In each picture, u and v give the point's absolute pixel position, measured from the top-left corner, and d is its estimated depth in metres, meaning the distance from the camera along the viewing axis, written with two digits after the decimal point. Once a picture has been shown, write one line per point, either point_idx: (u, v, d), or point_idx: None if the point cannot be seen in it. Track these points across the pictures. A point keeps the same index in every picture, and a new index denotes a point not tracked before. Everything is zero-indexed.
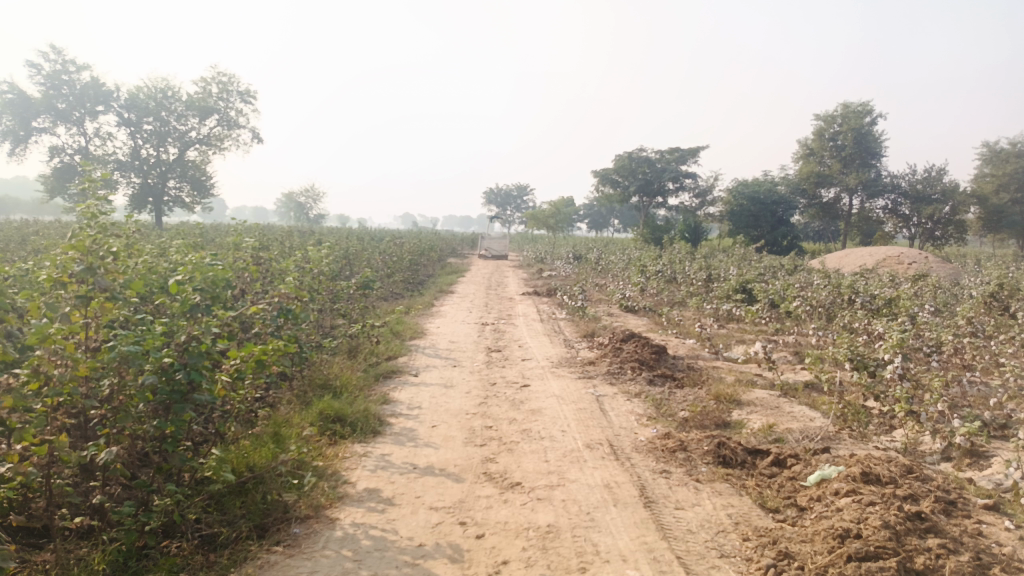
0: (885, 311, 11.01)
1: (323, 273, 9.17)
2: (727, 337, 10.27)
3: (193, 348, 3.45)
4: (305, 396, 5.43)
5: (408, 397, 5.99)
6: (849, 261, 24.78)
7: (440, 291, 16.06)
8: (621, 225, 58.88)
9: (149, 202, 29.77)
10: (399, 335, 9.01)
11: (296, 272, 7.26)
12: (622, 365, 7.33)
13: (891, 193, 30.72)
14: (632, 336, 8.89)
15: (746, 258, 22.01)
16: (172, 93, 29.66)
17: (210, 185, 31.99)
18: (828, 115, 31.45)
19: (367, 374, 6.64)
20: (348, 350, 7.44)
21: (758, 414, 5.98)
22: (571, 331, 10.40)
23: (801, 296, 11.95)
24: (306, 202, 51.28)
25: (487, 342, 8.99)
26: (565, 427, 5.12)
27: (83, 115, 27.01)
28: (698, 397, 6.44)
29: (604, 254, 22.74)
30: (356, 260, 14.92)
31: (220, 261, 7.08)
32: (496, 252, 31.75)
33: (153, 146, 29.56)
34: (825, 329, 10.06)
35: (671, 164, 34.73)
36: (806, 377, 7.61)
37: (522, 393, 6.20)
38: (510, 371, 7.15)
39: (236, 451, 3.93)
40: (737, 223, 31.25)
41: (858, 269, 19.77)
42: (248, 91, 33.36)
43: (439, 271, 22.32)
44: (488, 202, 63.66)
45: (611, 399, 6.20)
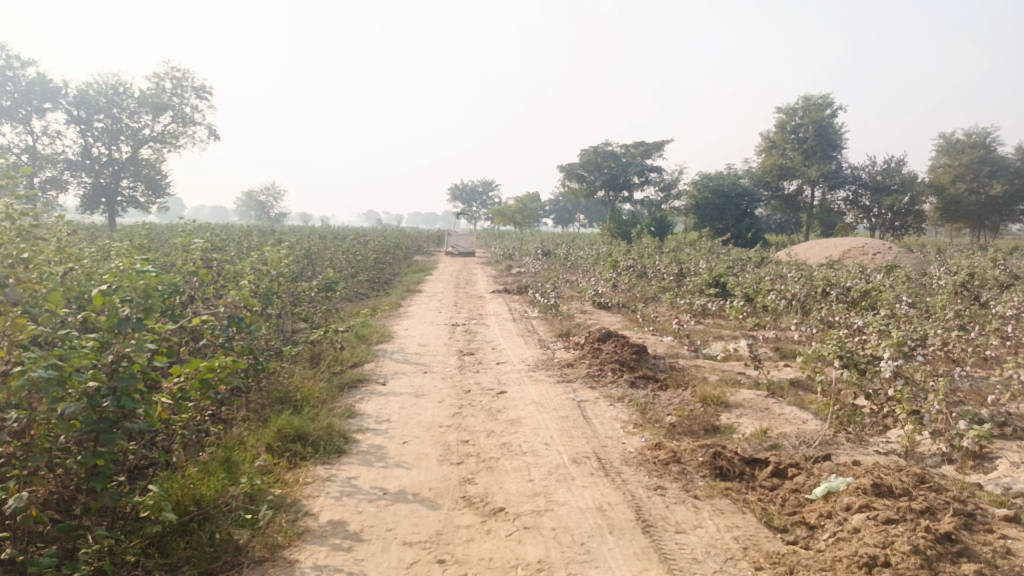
0: (860, 304, 10.84)
1: (282, 274, 8.65)
2: (705, 334, 9.99)
3: (123, 370, 2.99)
4: (262, 413, 4.98)
5: (376, 409, 5.54)
6: (814, 252, 24.90)
7: (406, 290, 15.57)
8: (587, 220, 58.87)
9: (101, 202, 28.66)
10: (365, 339, 8.52)
11: (251, 276, 6.76)
12: (602, 367, 6.97)
13: (852, 185, 31.01)
14: (610, 335, 8.55)
15: (714, 251, 21.94)
16: (123, 89, 28.52)
17: (166, 184, 30.93)
18: (789, 108, 31.57)
19: (330, 384, 6.16)
20: (310, 358, 6.95)
21: (748, 417, 5.66)
22: (545, 331, 10.03)
23: (775, 290, 11.75)
24: (266, 200, 50.13)
25: (458, 344, 8.55)
26: (548, 439, 4.73)
27: (29, 113, 25.82)
28: (684, 400, 6.11)
29: (572, 249, 22.47)
30: (318, 261, 14.33)
31: (166, 266, 6.54)
32: (463, 249, 31.29)
33: (105, 144, 28.39)
34: (803, 324, 9.83)
35: (637, 159, 34.60)
36: (790, 376, 7.33)
37: (498, 401, 5.80)
38: (484, 376, 6.74)
39: (179, 482, 3.46)
40: (703, 216, 31.29)
41: (825, 261, 19.78)
42: (204, 87, 32.30)
43: (405, 269, 21.80)
44: (452, 198, 63.11)
45: (594, 405, 5.82)
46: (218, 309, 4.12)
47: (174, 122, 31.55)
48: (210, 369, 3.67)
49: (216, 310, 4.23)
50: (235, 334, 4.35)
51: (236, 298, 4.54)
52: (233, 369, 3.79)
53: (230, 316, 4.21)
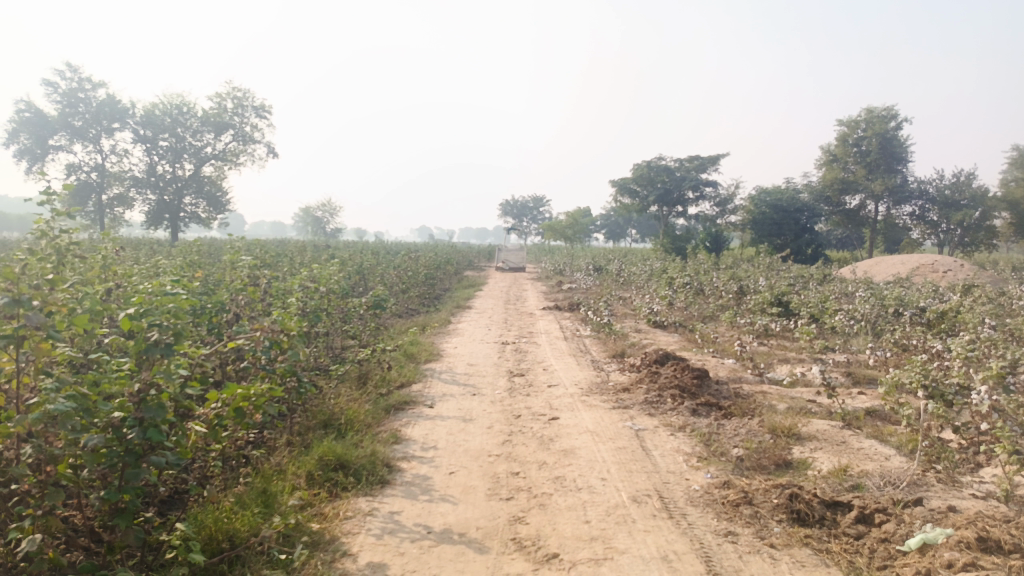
0: (936, 326, 10.16)
1: (332, 291, 8.53)
2: (769, 356, 9.46)
3: (151, 400, 2.81)
4: (304, 439, 4.80)
5: (422, 435, 5.27)
6: (879, 270, 23.85)
7: (457, 306, 15.39)
8: (639, 235, 58.14)
9: (165, 218, 29.52)
10: (413, 358, 8.30)
11: (299, 296, 6.64)
12: (661, 392, 6.56)
13: (918, 200, 29.71)
14: (668, 357, 8.13)
15: (773, 267, 21.20)
16: (187, 109, 29.39)
17: (227, 200, 31.64)
18: (851, 120, 30.48)
19: (376, 406, 5.93)
20: (357, 378, 6.75)
21: (824, 452, 5.20)
22: (598, 351, 9.66)
23: (842, 310, 11.12)
24: (322, 216, 51.02)
25: (509, 364, 8.26)
26: (604, 475, 4.38)
27: (99, 133, 26.82)
28: (751, 431, 5.67)
29: (624, 265, 22.02)
30: (369, 277, 14.27)
31: (214, 284, 6.48)
32: (514, 265, 31.09)
33: (169, 162, 29.26)
34: (876, 348, 9.23)
35: (691, 173, 33.95)
36: (865, 405, 6.79)
37: (551, 428, 5.48)
38: (536, 401, 6.42)
39: (213, 516, 3.25)
40: (760, 231, 30.36)
41: (893, 278, 18.87)
42: (263, 106, 33.08)
43: (456, 285, 21.68)
44: (503, 214, 63.14)
45: (653, 435, 5.45)
46: (266, 327, 3.98)
47: (235, 140, 32.36)
48: (248, 394, 3.47)
49: (262, 331, 4.06)
50: (281, 357, 4.18)
51: (276, 320, 4.38)
52: (277, 395, 3.61)
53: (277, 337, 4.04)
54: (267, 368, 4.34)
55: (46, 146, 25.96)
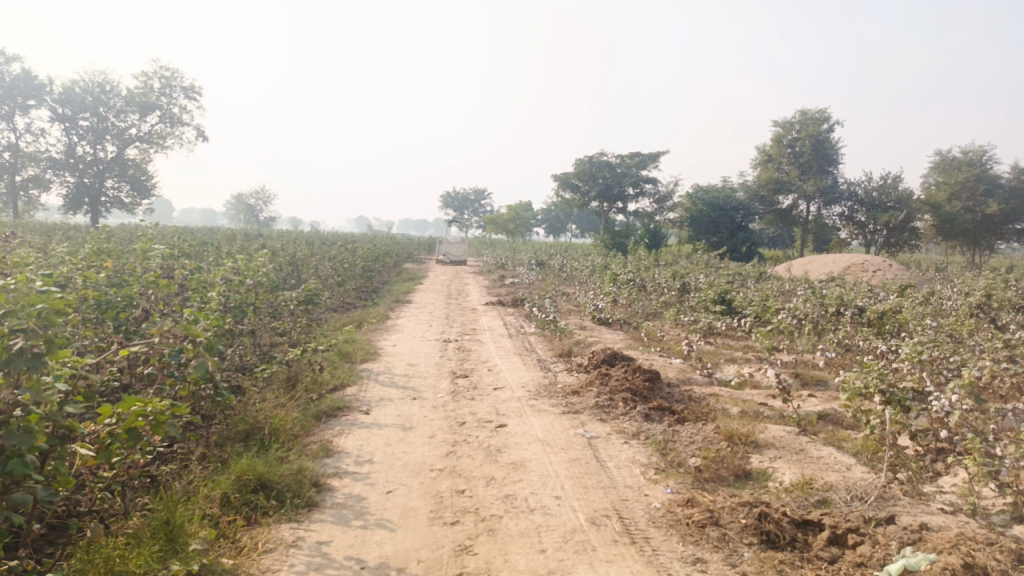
0: (877, 326, 10.18)
1: (260, 284, 7.91)
2: (716, 356, 9.28)
3: (15, 424, 2.26)
4: (222, 455, 4.28)
5: (357, 446, 4.78)
6: (813, 268, 24.34)
7: (396, 300, 14.81)
8: (579, 230, 58.41)
9: (84, 202, 27.76)
10: (348, 357, 7.76)
11: (220, 292, 6.05)
12: (612, 396, 6.22)
13: (847, 201, 30.58)
14: (616, 356, 7.84)
15: (712, 265, 21.34)
16: (110, 87, 27.65)
17: (152, 185, 29.94)
18: (786, 122, 31.08)
19: (305, 413, 5.40)
20: (284, 381, 6.18)
21: (784, 461, 4.96)
22: (544, 350, 9.30)
23: (785, 309, 11.09)
24: (256, 204, 49.32)
25: (451, 364, 7.82)
26: (558, 492, 3.99)
27: (12, 110, 24.98)
28: (707, 438, 5.40)
29: (567, 260, 21.79)
30: (301, 269, 13.54)
31: (121, 274, 5.84)
32: (454, 257, 30.57)
33: (90, 143, 27.52)
34: (820, 348, 9.17)
35: (632, 169, 34.08)
36: (818, 409, 6.61)
37: (498, 436, 5.07)
38: (480, 406, 5.98)
39: (97, 559, 2.71)
40: (698, 229, 30.69)
41: (828, 278, 19.21)
42: (193, 87, 31.50)
43: (395, 277, 21.05)
44: (444, 207, 62.39)
45: (607, 443, 5.10)
46: (176, 333, 3.48)
47: (161, 122, 30.68)
48: (147, 410, 2.95)
49: (168, 336, 3.56)
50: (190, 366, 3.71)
51: (182, 323, 3.87)
52: (184, 412, 3.11)
53: (191, 345, 3.55)
54: (178, 376, 3.85)
55: None
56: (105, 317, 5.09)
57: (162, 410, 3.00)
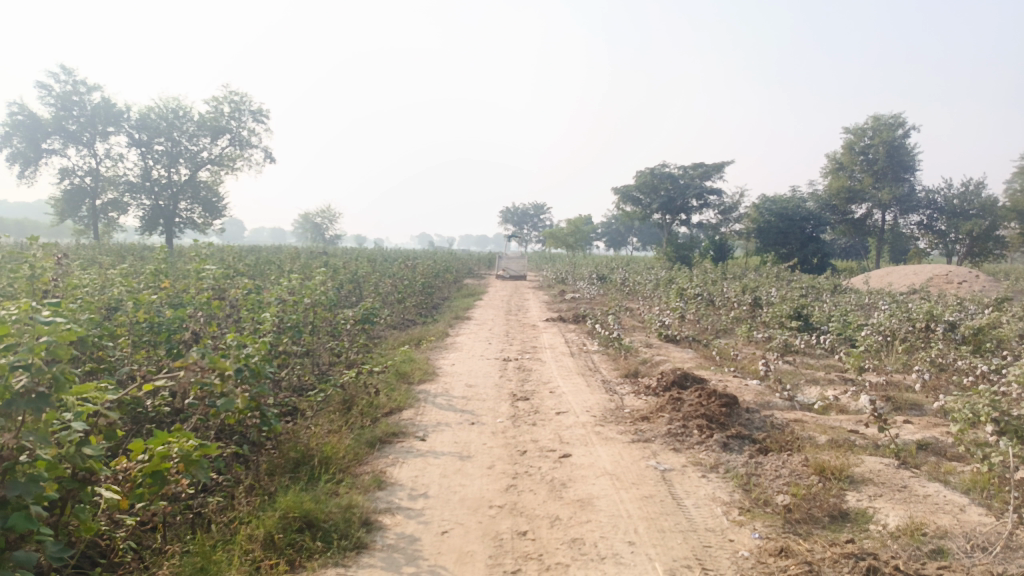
0: (972, 343, 9.37)
1: (316, 303, 7.76)
2: (794, 376, 8.65)
3: (20, 473, 2.05)
4: (269, 487, 4.04)
5: (412, 478, 4.47)
6: (891, 279, 23.05)
7: (456, 317, 14.57)
8: (641, 243, 57.54)
9: (160, 224, 28.74)
10: (406, 378, 7.51)
11: (273, 313, 5.89)
12: (686, 423, 5.76)
13: (926, 209, 28.96)
14: (688, 377, 7.37)
15: (782, 278, 20.45)
16: (183, 112, 28.62)
17: (222, 206, 30.77)
18: (857, 128, 29.68)
19: (358, 439, 5.13)
20: (339, 405, 5.95)
21: (885, 501, 4.41)
22: (608, 369, 8.85)
23: (868, 325, 10.36)
24: (321, 222, 50.38)
25: (512, 386, 7.47)
26: (631, 538, 3.57)
27: (94, 137, 26.12)
28: (794, 472, 4.89)
29: (629, 274, 21.27)
30: (361, 287, 13.46)
31: (175, 296, 5.77)
32: (515, 273, 30.34)
33: (164, 166, 28.51)
34: (911, 369, 8.46)
35: (695, 180, 33.26)
36: (916, 438, 5.99)
37: (563, 468, 4.68)
38: (543, 432, 5.60)
39: None
40: (765, 240, 29.61)
41: (908, 290, 18.14)
42: (261, 110, 32.39)
43: (455, 294, 20.91)
44: (504, 223, 62.43)
45: (682, 478, 4.65)
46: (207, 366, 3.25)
47: (231, 145, 31.62)
48: (175, 449, 2.73)
49: (196, 371, 3.39)
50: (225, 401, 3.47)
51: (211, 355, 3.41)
52: (215, 450, 2.88)
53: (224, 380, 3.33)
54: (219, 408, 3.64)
55: (39, 150, 25.30)
56: (158, 340, 4.99)
57: (194, 447, 2.79)
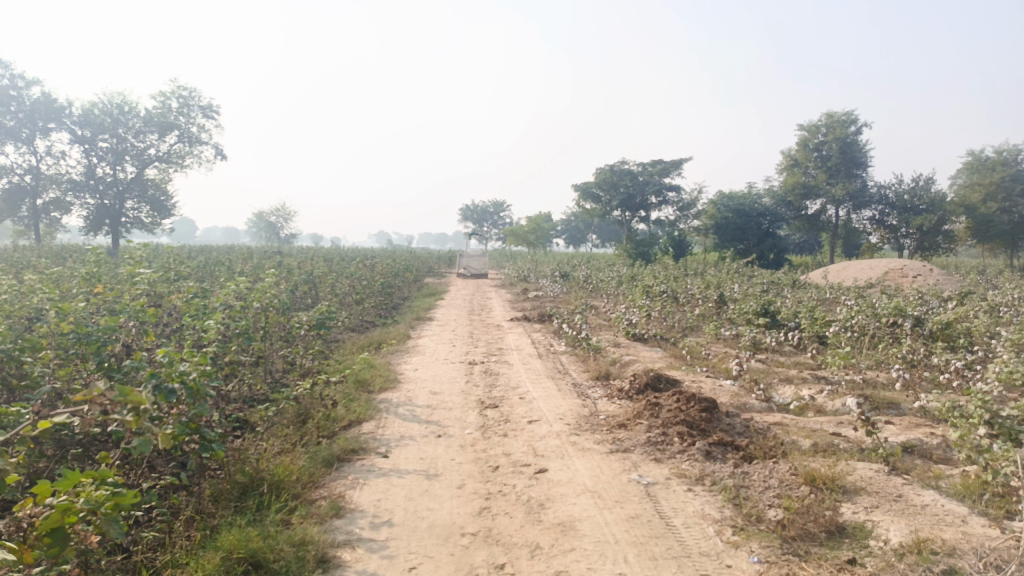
0: (940, 339, 9.32)
1: (268, 308, 7.24)
2: (767, 376, 8.43)
3: None
4: (211, 520, 3.58)
5: (374, 503, 4.04)
6: (847, 274, 23.23)
7: (417, 318, 14.07)
8: (600, 240, 57.61)
9: (105, 224, 27.51)
10: (366, 386, 7.06)
11: (218, 322, 5.40)
12: (665, 430, 5.44)
13: (878, 204, 29.46)
14: (662, 380, 7.07)
15: (743, 274, 20.44)
16: (129, 108, 27.44)
17: (172, 205, 29.63)
18: (811, 125, 30.02)
19: (313, 458, 4.68)
20: (293, 419, 5.49)
21: (883, 513, 4.15)
22: (578, 372, 8.51)
23: (836, 321, 10.25)
24: (276, 221, 49.17)
25: (479, 392, 7.07)
26: (621, 570, 3.22)
27: (33, 133, 24.84)
28: (784, 482, 4.60)
29: (592, 271, 21.01)
30: (317, 288, 12.89)
31: (105, 303, 5.21)
32: (475, 271, 29.93)
33: (109, 164, 27.29)
34: (884, 367, 8.31)
35: (654, 177, 33.23)
36: (900, 440, 5.78)
37: (540, 485, 4.31)
38: (515, 444, 5.21)
39: None
40: (723, 236, 29.71)
41: (866, 284, 18.25)
42: (211, 106, 31.29)
43: (415, 293, 20.41)
44: (463, 221, 61.82)
45: (668, 492, 4.32)
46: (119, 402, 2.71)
47: (180, 142, 30.46)
48: (83, 500, 2.27)
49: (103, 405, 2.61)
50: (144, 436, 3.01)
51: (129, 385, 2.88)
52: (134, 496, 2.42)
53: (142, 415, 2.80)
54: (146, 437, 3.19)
55: None
56: (87, 351, 4.44)
57: (106, 497, 2.33)
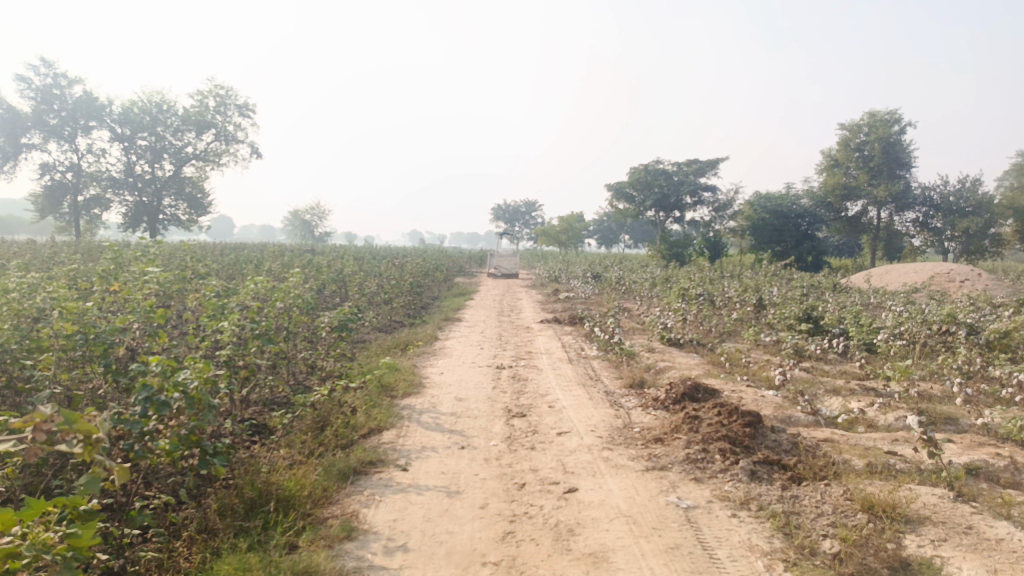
0: (998, 348, 8.73)
1: (291, 307, 6.98)
2: (812, 386, 7.96)
3: None
4: (214, 540, 3.30)
5: (390, 524, 3.73)
6: (891, 279, 22.40)
7: (446, 318, 13.81)
8: (633, 240, 56.92)
9: (143, 221, 27.81)
10: (389, 391, 6.78)
11: (232, 323, 5.15)
12: (705, 447, 5.04)
13: (921, 206, 28.22)
14: (700, 390, 6.67)
15: (780, 276, 19.81)
16: (167, 106, 27.72)
17: (208, 203, 29.85)
18: (853, 124, 29.04)
19: (329, 470, 4.40)
20: (312, 425, 5.23)
21: (953, 549, 3.70)
22: (611, 379, 8.13)
23: (884, 329, 9.71)
24: (310, 219, 49.54)
25: (506, 399, 6.74)
26: None
27: (75, 132, 25.18)
28: (838, 509, 4.19)
29: (625, 272, 20.56)
30: (346, 288, 12.71)
31: (117, 304, 4.98)
32: (506, 271, 29.66)
33: (148, 162, 27.59)
34: (939, 379, 7.78)
35: (690, 177, 32.57)
36: (964, 460, 5.29)
37: (570, 507, 3.96)
38: (543, 458, 4.87)
39: None
40: (760, 238, 28.95)
41: (911, 289, 17.54)
42: (247, 104, 31.47)
43: (445, 293, 20.17)
44: (495, 220, 61.59)
45: (710, 519, 3.94)
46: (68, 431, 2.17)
47: (217, 140, 30.71)
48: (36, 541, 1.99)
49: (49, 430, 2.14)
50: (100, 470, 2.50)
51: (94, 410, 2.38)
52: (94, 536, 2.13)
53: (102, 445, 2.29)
54: (135, 452, 2.96)
55: (18, 145, 24.35)
56: (93, 354, 4.21)
57: (57, 537, 2.07)
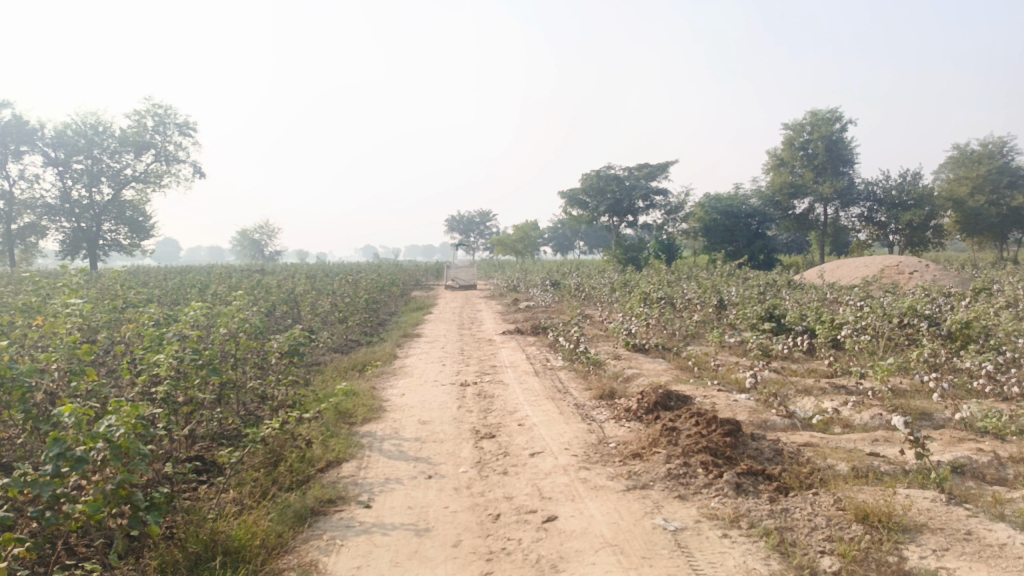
0: (960, 338, 8.72)
1: (239, 333, 6.50)
2: (783, 386, 7.80)
3: None
4: None
5: (353, 573, 3.35)
6: (842, 274, 22.69)
7: (404, 334, 13.36)
8: (588, 246, 57.06)
9: (82, 247, 26.61)
10: (347, 418, 6.37)
11: (169, 355, 4.69)
12: (687, 461, 4.79)
13: (866, 201, 28.89)
14: (673, 398, 6.43)
15: (736, 276, 19.85)
16: (104, 128, 26.63)
17: (151, 226, 28.72)
18: (797, 124, 29.58)
19: (283, 514, 3.99)
20: (264, 462, 4.82)
21: (958, 559, 3.50)
22: (579, 390, 7.85)
23: (848, 324, 9.64)
24: (259, 239, 48.40)
25: (473, 419, 6.40)
26: None
27: (5, 157, 23.94)
28: (833, 521, 3.95)
29: (583, 278, 20.38)
30: (298, 309, 12.19)
31: (34, 340, 4.44)
32: (463, 282, 29.27)
33: (85, 186, 26.42)
34: (909, 374, 7.68)
35: (641, 181, 32.71)
36: (948, 458, 5.13)
37: (550, 539, 3.65)
38: (517, 484, 4.54)
39: None
40: (712, 239, 29.18)
41: (864, 281, 17.71)
42: (188, 123, 30.48)
43: (401, 308, 19.68)
44: (449, 231, 61.16)
45: (702, 542, 3.66)
46: None
47: (158, 161, 29.64)
48: None
49: None
50: None
51: None
52: None
53: None
54: (46, 520, 2.54)
55: None
56: (11, 398, 3.69)
57: None
